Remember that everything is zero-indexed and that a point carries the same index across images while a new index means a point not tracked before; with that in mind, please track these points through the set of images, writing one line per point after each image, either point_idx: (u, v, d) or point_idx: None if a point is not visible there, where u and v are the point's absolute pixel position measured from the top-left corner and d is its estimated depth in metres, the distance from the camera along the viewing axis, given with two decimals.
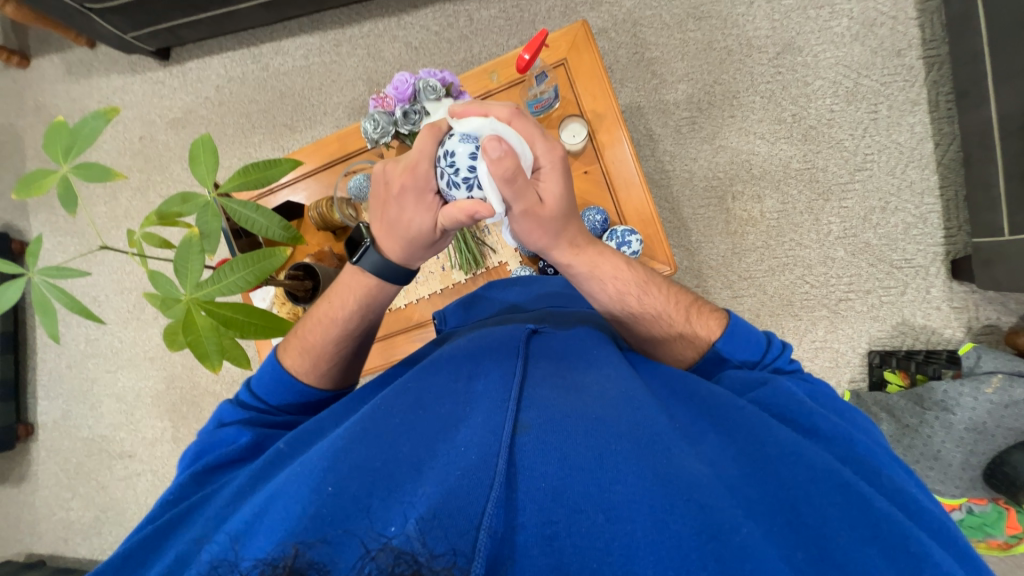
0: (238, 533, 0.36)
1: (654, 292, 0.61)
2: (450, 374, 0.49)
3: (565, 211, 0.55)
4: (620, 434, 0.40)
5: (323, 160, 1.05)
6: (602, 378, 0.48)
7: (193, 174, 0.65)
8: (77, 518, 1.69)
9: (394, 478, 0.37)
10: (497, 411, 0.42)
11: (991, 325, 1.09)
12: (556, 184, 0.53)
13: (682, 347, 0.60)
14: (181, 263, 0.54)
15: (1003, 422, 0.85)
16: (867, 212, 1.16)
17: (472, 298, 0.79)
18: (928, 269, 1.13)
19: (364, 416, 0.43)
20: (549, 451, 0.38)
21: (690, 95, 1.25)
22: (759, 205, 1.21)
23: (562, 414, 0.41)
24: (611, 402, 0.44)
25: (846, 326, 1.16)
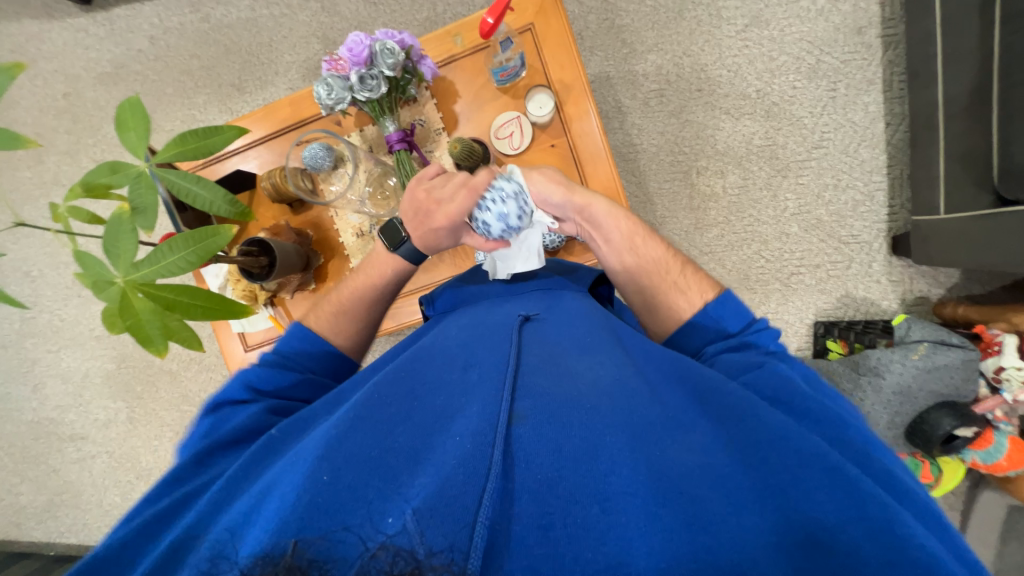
0: (229, 526, 0.38)
1: (653, 241, 0.69)
2: (444, 364, 0.51)
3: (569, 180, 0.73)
4: (613, 425, 0.42)
5: (273, 126, 0.98)
6: (594, 368, 0.50)
7: (122, 141, 0.59)
8: (29, 501, 1.64)
9: (390, 469, 0.39)
10: (494, 400, 0.43)
11: (922, 297, 1.17)
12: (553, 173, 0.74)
13: (678, 296, 0.65)
14: (111, 242, 0.50)
15: (926, 385, 0.93)
16: (821, 189, 1.21)
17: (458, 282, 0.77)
18: (872, 245, 1.20)
19: (359, 406, 0.46)
20: (547, 436, 0.40)
21: (660, 66, 1.23)
22: (722, 180, 1.24)
23: (561, 401, 0.43)
24: (606, 391, 0.46)
25: (796, 298, 1.23)
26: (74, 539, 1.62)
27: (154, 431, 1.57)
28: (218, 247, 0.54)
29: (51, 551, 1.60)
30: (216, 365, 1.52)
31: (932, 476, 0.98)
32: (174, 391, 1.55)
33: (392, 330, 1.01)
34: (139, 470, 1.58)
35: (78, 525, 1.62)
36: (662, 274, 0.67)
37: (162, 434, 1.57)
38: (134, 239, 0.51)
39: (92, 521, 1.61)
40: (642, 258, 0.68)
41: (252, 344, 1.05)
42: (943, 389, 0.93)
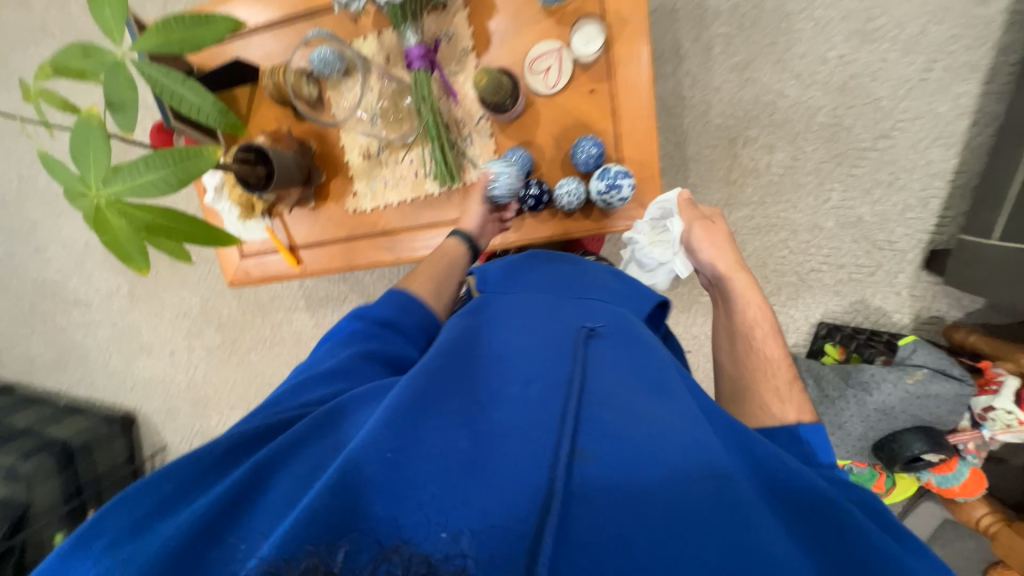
0: (292, 491, 0.40)
1: (772, 342, 0.68)
2: (509, 374, 0.50)
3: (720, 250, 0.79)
4: (681, 485, 0.38)
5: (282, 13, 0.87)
6: (667, 414, 0.46)
7: (93, 16, 0.51)
8: (40, 353, 1.75)
9: (443, 475, 0.38)
10: (552, 432, 0.42)
11: (937, 316, 1.13)
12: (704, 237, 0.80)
13: (789, 394, 0.61)
14: (79, 149, 0.45)
15: (910, 408, 0.93)
16: (872, 185, 1.10)
17: (516, 264, 0.74)
18: (906, 255, 1.12)
19: (422, 386, 0.46)
20: (612, 480, 0.38)
21: (735, 6, 1.05)
22: (768, 156, 1.12)
23: (629, 444, 0.41)
24: (675, 435, 0.43)
25: (808, 295, 1.19)
26: (83, 392, 1.76)
27: (155, 310, 1.62)
28: (202, 168, 0.48)
29: (63, 400, 1.75)
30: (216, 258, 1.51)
31: (884, 487, 1.02)
32: (173, 275, 1.57)
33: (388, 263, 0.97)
34: (141, 344, 1.67)
35: (86, 381, 1.74)
36: (770, 373, 0.65)
37: (162, 314, 1.62)
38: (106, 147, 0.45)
39: (98, 380, 1.73)
40: (769, 355, 0.66)
41: (248, 253, 1.03)
42: (926, 416, 0.93)
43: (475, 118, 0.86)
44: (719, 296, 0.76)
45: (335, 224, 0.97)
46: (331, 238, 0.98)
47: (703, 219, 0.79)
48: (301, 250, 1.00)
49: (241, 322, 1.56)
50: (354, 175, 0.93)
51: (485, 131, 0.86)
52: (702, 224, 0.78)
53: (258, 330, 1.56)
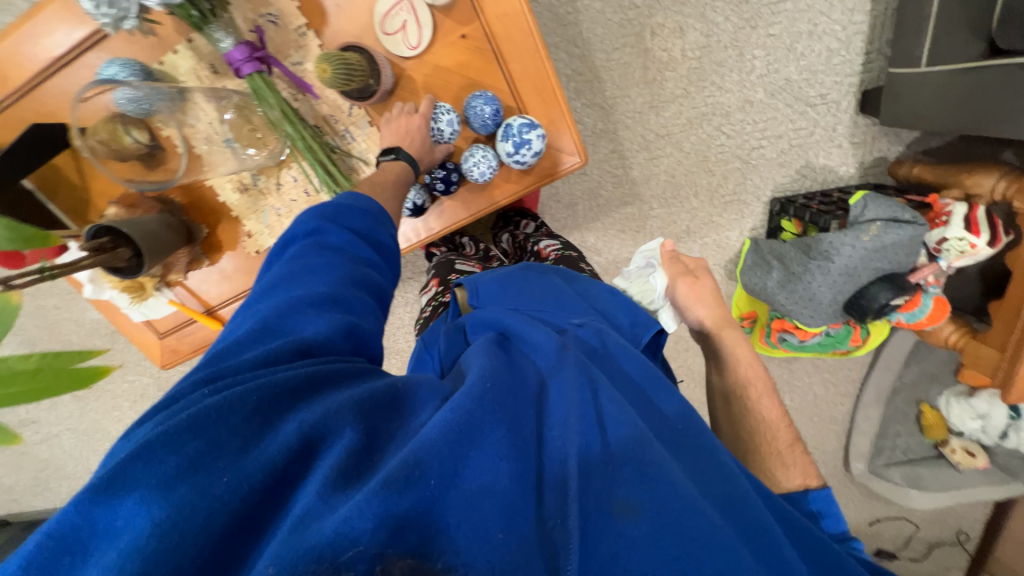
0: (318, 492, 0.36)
1: (767, 401, 0.66)
2: (553, 399, 0.48)
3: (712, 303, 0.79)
4: (717, 535, 0.38)
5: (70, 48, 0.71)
6: (699, 473, 0.44)
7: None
8: (13, 481, 1.65)
9: (488, 514, 0.37)
10: (598, 482, 0.40)
11: (880, 158, 1.12)
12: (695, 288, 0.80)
13: (796, 455, 0.59)
14: None
15: (872, 264, 0.94)
16: (793, 40, 1.02)
17: (511, 279, 0.67)
18: (840, 104, 1.07)
19: (476, 399, 0.43)
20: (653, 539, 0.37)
21: None
22: (680, 41, 1.02)
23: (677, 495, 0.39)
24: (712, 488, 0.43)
25: (755, 176, 1.15)
26: None
27: (110, 403, 1.51)
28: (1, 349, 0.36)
29: None
30: None
31: (861, 337, 1.07)
32: (111, 363, 1.44)
33: None
34: (112, 438, 1.57)
35: (76, 491, 1.67)
36: (773, 429, 0.63)
37: (119, 404, 1.51)
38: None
39: (86, 486, 1.65)
40: (767, 415, 0.64)
41: (165, 329, 0.92)
42: (888, 265, 0.94)
43: (346, 110, 0.73)
44: (707, 350, 0.75)
45: (244, 273, 0.86)
46: (248, 288, 0.87)
47: (687, 275, 0.81)
48: (221, 310, 0.89)
49: None
50: (239, 214, 0.81)
51: (363, 120, 0.74)
52: (687, 280, 0.80)
53: None
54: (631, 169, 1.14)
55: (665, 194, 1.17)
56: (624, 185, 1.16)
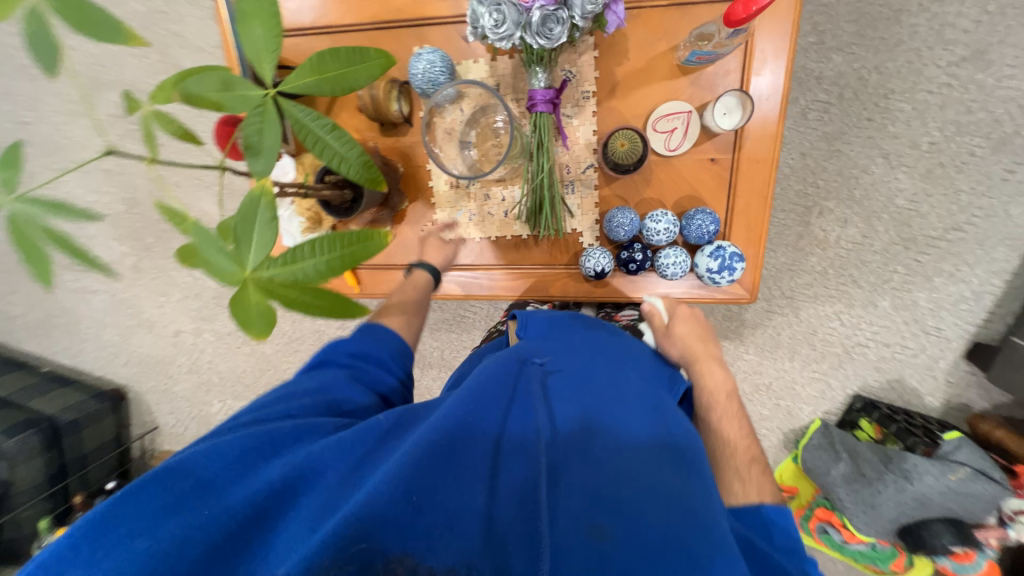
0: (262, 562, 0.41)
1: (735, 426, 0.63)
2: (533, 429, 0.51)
3: (693, 349, 0.72)
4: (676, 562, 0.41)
5: (382, 17, 0.79)
6: (680, 491, 0.47)
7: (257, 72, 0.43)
8: (24, 314, 1.62)
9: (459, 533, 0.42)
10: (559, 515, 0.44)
11: (964, 404, 1.18)
12: (681, 328, 0.74)
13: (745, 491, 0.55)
14: (241, 229, 0.40)
15: (947, 502, 0.97)
16: (933, 273, 1.12)
17: (561, 319, 0.73)
18: (949, 343, 1.15)
19: (447, 428, 0.48)
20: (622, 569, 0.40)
21: (840, 75, 1.03)
22: (840, 229, 1.12)
23: (646, 531, 0.43)
24: (695, 516, 0.44)
25: (849, 367, 1.21)
26: (67, 361, 1.64)
27: (161, 287, 1.50)
28: (369, 254, 0.44)
29: (46, 366, 1.63)
30: None
31: (903, 565, 1.07)
32: None
33: (457, 298, 0.91)
34: (141, 319, 1.55)
35: (74, 348, 1.62)
36: (729, 463, 0.59)
37: (169, 293, 1.50)
38: (268, 229, 0.41)
39: (87, 350, 1.61)
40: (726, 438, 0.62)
41: None
42: (960, 511, 0.97)
43: (582, 167, 0.80)
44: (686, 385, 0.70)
45: (406, 250, 0.90)
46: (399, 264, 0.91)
47: (658, 321, 0.77)
48: (362, 270, 0.93)
49: None
50: (437, 201, 0.86)
51: (590, 181, 0.81)
52: (658, 326, 0.76)
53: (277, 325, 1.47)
54: (745, 311, 1.22)
55: (765, 345, 1.23)
56: (732, 320, 1.23)
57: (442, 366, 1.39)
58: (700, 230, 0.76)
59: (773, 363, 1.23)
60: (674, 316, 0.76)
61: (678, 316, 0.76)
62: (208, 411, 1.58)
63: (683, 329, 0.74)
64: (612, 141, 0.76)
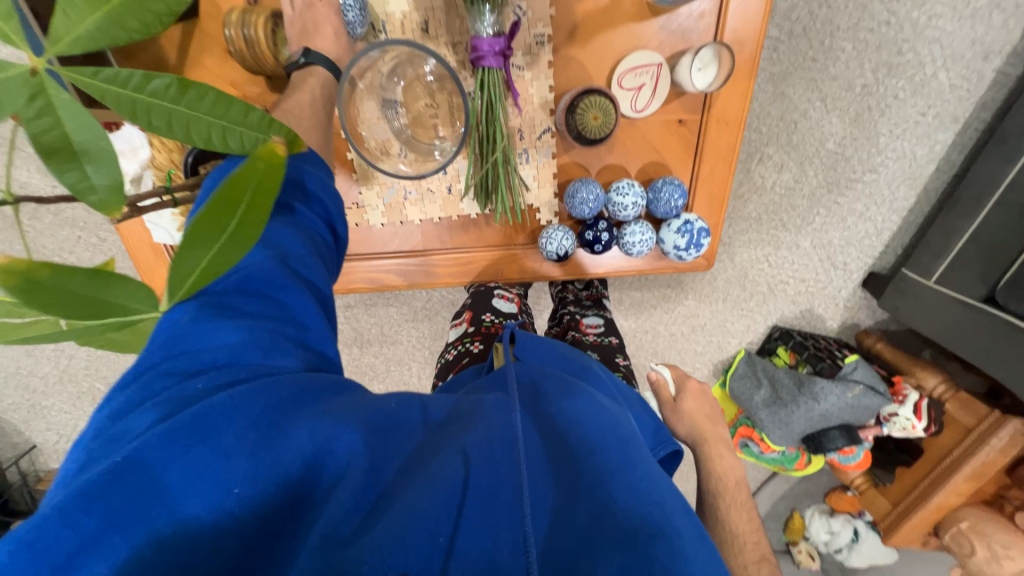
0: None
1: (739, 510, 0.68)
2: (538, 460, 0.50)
3: (699, 426, 0.81)
4: None
5: None
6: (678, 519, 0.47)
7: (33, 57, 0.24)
8: None
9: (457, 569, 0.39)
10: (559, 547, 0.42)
11: (855, 324, 1.37)
12: (687, 404, 0.84)
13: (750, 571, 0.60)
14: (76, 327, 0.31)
15: (843, 414, 1.15)
16: (847, 213, 1.21)
17: (558, 346, 0.69)
18: (852, 274, 1.30)
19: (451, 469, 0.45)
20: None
21: (791, 7, 0.96)
22: (776, 175, 1.14)
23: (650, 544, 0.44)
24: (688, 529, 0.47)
25: (772, 303, 1.33)
26: None
27: None
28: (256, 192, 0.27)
29: None
30: (87, 221, 1.08)
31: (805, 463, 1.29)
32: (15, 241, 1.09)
33: (401, 289, 0.78)
34: None
35: None
36: (737, 546, 0.64)
37: None
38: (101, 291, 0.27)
39: None
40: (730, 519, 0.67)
41: None
42: (852, 418, 1.16)
43: (537, 132, 0.67)
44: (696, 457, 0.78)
45: None
46: None
47: (667, 396, 0.86)
48: None
49: None
50: (361, 176, 0.69)
51: (547, 149, 0.69)
52: (667, 399, 0.86)
53: None
54: None
55: (703, 290, 1.29)
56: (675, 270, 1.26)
57: (383, 343, 1.28)
58: (668, 205, 0.69)
59: (710, 306, 1.31)
60: (683, 394, 0.86)
61: (687, 394, 0.86)
62: None
63: (691, 407, 0.84)
64: (584, 110, 0.64)
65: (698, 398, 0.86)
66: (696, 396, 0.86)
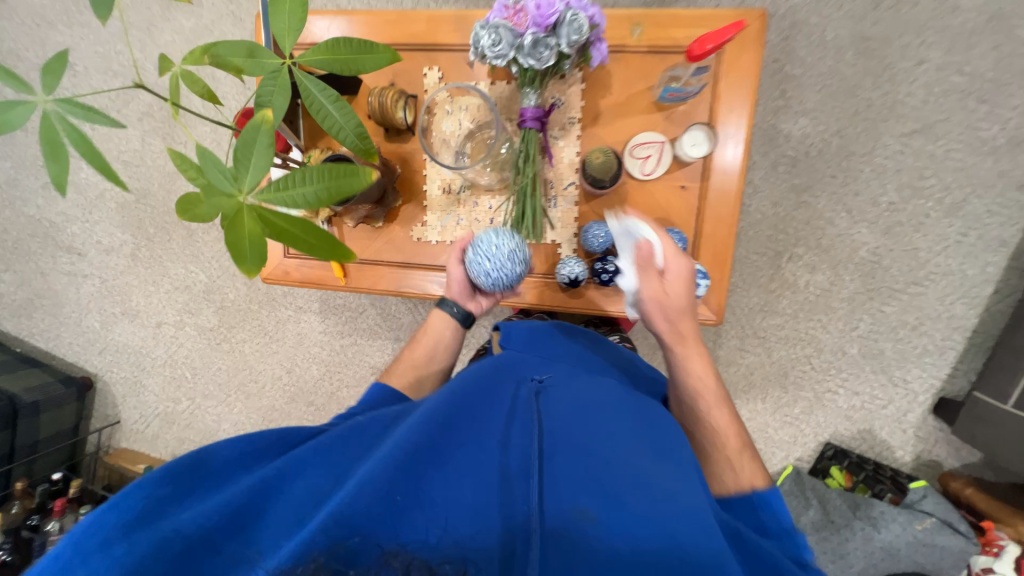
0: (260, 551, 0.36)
1: (721, 412, 0.65)
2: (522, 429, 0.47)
3: (680, 311, 0.67)
4: (681, 543, 0.40)
5: (398, 40, 0.89)
6: (670, 476, 0.46)
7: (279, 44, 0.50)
8: (10, 293, 1.60)
9: (458, 525, 0.38)
10: (547, 500, 0.42)
11: (934, 461, 1.18)
12: (671, 286, 0.66)
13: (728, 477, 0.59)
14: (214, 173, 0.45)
15: (913, 553, 0.98)
16: (897, 325, 1.17)
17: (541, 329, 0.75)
18: (916, 396, 1.18)
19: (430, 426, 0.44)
20: (613, 555, 0.38)
21: (806, 135, 1.13)
22: (808, 275, 1.18)
23: (637, 519, 0.41)
24: (689, 516, 0.42)
25: (820, 413, 1.22)
26: (43, 344, 1.61)
27: (153, 277, 1.52)
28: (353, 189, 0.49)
29: (21, 347, 1.60)
30: None
31: None
32: (185, 248, 1.48)
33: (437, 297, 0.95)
34: (126, 307, 1.55)
35: (51, 331, 1.60)
36: (718, 448, 0.62)
37: (160, 284, 1.52)
38: (267, 156, 0.47)
39: (66, 335, 1.59)
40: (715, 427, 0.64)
41: (293, 252, 0.98)
42: (925, 564, 0.98)
43: (564, 183, 0.87)
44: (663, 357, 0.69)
45: (395, 247, 0.95)
46: (386, 260, 0.96)
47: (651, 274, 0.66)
48: (350, 263, 0.97)
49: (245, 312, 1.48)
50: (429, 204, 0.93)
51: (571, 198, 0.88)
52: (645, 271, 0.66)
53: (259, 324, 1.47)
54: (720, 347, 1.24)
55: (739, 384, 1.25)
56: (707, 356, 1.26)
57: None
58: None
59: (747, 403, 1.24)
60: (666, 273, 0.66)
61: (668, 284, 0.66)
62: (176, 407, 1.55)
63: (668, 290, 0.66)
64: (590, 157, 0.83)
65: (681, 281, 0.66)
66: (678, 279, 0.66)
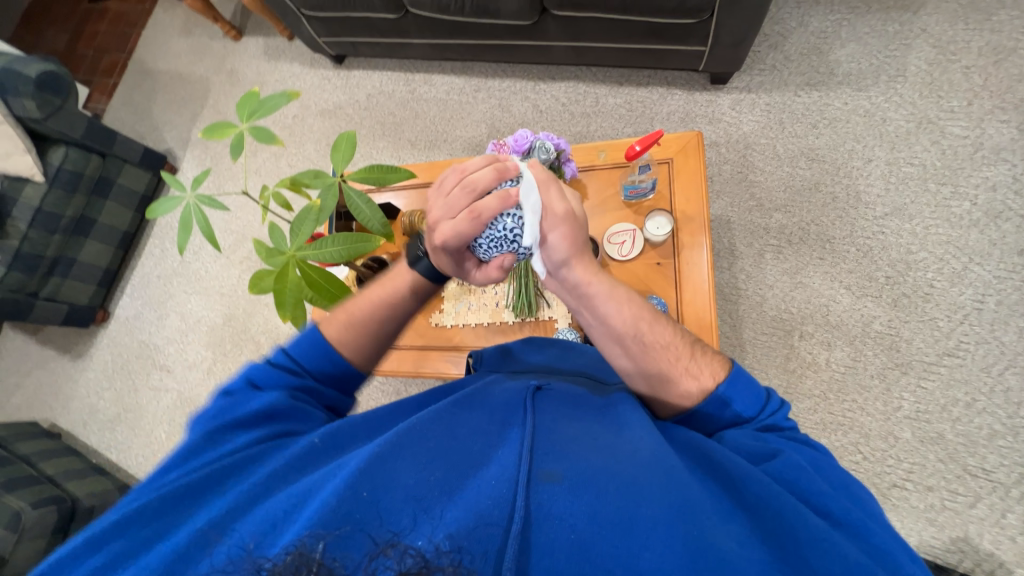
0: (254, 537, 0.38)
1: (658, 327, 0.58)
2: (484, 418, 0.49)
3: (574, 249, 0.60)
4: (648, 495, 0.40)
5: (429, 179, 1.20)
6: (632, 441, 0.46)
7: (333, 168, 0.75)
8: (102, 408, 1.84)
9: (427, 499, 0.39)
10: (511, 467, 0.42)
11: None
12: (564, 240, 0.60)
13: (685, 382, 0.55)
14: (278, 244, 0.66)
15: None
16: (947, 402, 1.07)
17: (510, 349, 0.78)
18: (1008, 490, 1.00)
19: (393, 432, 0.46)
20: (574, 506, 0.39)
21: (784, 226, 1.26)
22: (827, 353, 1.16)
23: (592, 469, 0.42)
24: (655, 470, 0.42)
25: (895, 516, 1.03)
26: (113, 457, 1.77)
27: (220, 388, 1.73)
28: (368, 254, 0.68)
29: (94, 459, 1.76)
30: None
31: None
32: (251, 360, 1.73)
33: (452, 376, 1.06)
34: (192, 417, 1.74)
35: (124, 443, 1.78)
36: (673, 358, 0.56)
37: None
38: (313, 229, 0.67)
39: (135, 446, 1.76)
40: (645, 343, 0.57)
41: None
42: None
43: None
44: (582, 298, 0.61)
45: (416, 332, 1.10)
46: (407, 344, 1.09)
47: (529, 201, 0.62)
48: None
49: None
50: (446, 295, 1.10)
51: None
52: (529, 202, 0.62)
53: None
54: None
55: None
56: None
57: None
58: None
59: None
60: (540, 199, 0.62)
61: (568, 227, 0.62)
62: None
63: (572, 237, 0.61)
64: None
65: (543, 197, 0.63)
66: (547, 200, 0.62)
